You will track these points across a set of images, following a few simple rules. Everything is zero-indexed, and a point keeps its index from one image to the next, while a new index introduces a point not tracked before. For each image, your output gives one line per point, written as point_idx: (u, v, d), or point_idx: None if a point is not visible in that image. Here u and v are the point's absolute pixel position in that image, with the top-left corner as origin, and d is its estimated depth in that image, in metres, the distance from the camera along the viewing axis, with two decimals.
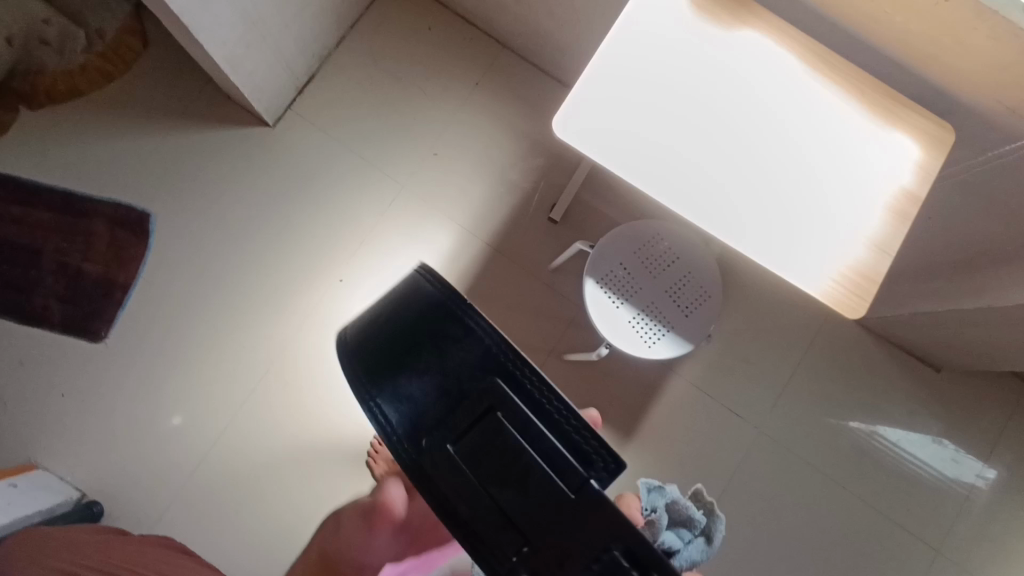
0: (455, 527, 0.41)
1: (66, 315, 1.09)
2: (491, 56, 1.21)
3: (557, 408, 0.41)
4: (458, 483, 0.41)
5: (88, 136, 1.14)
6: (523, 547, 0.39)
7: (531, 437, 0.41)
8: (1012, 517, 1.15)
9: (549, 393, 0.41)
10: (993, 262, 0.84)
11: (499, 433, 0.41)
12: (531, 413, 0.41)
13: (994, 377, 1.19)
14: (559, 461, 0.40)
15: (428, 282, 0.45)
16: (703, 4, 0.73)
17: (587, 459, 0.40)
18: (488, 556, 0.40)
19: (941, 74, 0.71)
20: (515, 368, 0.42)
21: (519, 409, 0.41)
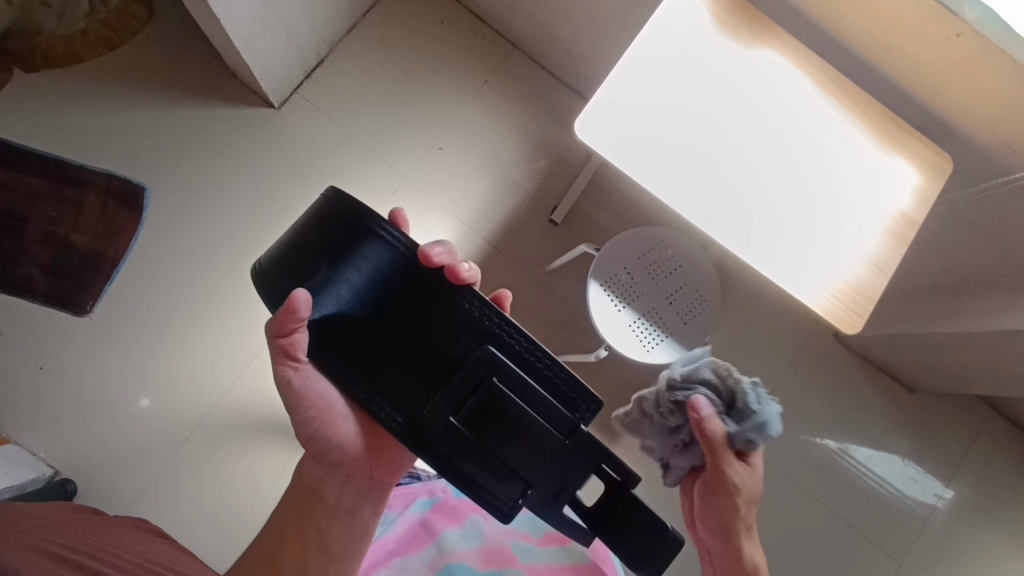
0: (463, 473, 0.59)
1: (49, 286, 1.06)
2: (501, 56, 1.22)
3: (544, 368, 0.60)
4: (465, 439, 0.59)
5: (84, 104, 1.11)
6: (525, 486, 0.59)
7: (523, 398, 0.59)
8: (971, 534, 1.21)
9: (539, 360, 0.60)
10: (976, 289, 0.88)
11: (499, 398, 0.59)
12: (523, 378, 0.59)
13: (963, 400, 1.25)
14: (547, 411, 0.59)
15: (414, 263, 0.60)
16: (725, 20, 0.75)
17: (570, 405, 0.60)
18: (496, 493, 0.59)
19: (944, 106, 0.74)
20: (506, 342, 0.60)
21: (514, 377, 0.59)
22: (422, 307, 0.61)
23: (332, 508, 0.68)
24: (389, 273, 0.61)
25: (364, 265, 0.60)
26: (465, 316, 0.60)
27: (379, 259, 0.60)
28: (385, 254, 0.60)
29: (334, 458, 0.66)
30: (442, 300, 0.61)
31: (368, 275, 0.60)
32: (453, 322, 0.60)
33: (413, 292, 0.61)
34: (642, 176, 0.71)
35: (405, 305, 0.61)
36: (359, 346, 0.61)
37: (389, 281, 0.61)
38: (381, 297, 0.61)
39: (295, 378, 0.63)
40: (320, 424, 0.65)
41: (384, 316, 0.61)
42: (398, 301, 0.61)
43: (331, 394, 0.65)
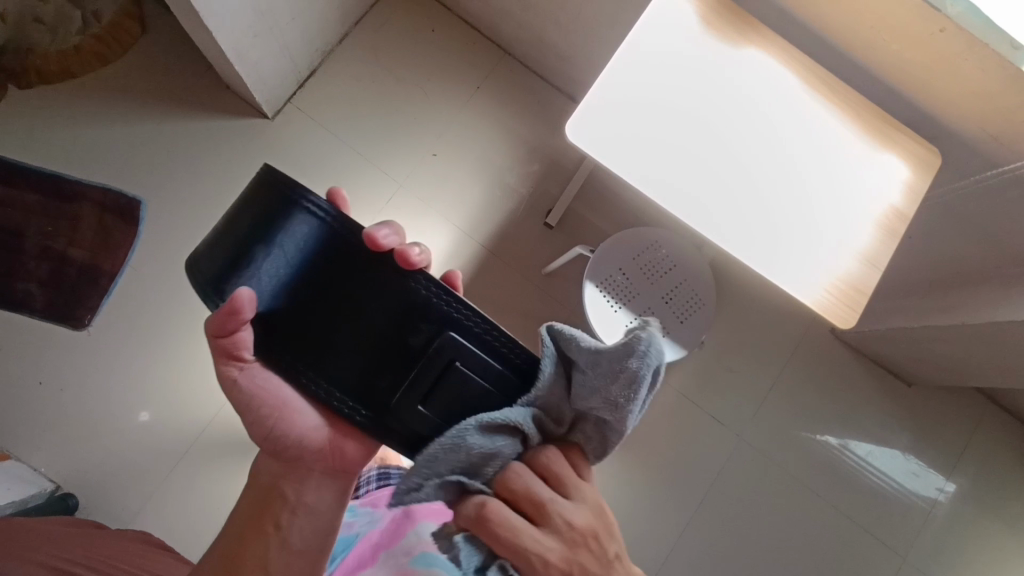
0: None
1: (48, 301, 1.06)
2: (492, 61, 1.23)
3: (501, 343, 0.56)
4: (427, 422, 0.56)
5: (79, 118, 1.12)
6: None
7: (483, 374, 0.56)
8: (973, 527, 1.21)
9: (494, 334, 0.56)
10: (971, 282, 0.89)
11: (460, 377, 0.56)
12: (479, 354, 0.56)
13: (961, 392, 1.25)
14: (509, 387, 0.56)
15: (347, 239, 0.55)
16: (712, 21, 0.76)
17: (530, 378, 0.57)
18: None
19: (931, 101, 0.75)
20: (457, 318, 0.56)
21: (470, 353, 0.56)
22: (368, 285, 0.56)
23: (293, 506, 0.59)
24: (321, 253, 0.55)
25: (291, 246, 0.54)
26: (411, 291, 0.56)
27: (309, 237, 0.55)
28: (311, 229, 0.55)
29: (292, 453, 0.58)
30: (387, 278, 0.56)
31: (298, 259, 0.55)
32: (399, 300, 0.56)
33: (353, 272, 0.56)
34: (633, 177, 0.72)
35: (346, 287, 0.56)
36: (305, 336, 0.55)
37: (325, 263, 0.55)
38: (317, 280, 0.55)
39: (241, 378, 0.57)
40: (274, 421, 0.57)
41: (324, 301, 0.56)
42: (339, 282, 0.56)
43: (282, 388, 0.58)
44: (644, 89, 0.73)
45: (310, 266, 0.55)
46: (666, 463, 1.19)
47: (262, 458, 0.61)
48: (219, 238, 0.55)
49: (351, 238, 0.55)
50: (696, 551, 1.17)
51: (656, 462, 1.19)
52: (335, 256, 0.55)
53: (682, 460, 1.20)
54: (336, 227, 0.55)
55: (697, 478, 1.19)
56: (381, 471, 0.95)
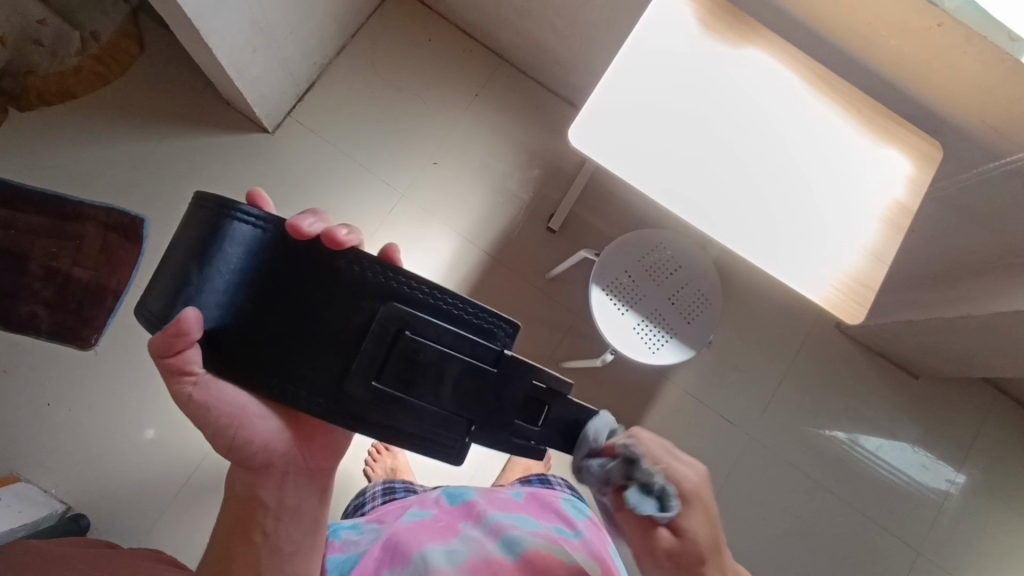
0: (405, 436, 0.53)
1: (54, 322, 1.06)
2: (489, 68, 1.24)
3: (452, 305, 0.54)
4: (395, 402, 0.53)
5: (80, 138, 1.12)
6: (470, 426, 0.54)
7: (439, 342, 0.53)
8: (986, 518, 1.21)
9: (442, 299, 0.54)
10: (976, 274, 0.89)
11: (414, 349, 0.53)
12: (433, 322, 0.53)
13: (969, 383, 1.25)
14: (468, 348, 0.54)
15: (277, 228, 0.52)
16: (708, 22, 0.76)
17: (487, 334, 0.55)
18: (445, 444, 0.54)
19: (929, 94, 0.76)
20: (403, 290, 0.53)
21: (423, 323, 0.53)
22: (314, 272, 0.53)
23: (275, 510, 0.59)
24: (261, 250, 0.52)
25: (234, 254, 0.52)
26: (351, 271, 0.53)
27: (241, 238, 0.52)
28: (241, 232, 0.52)
29: (260, 460, 0.56)
30: (330, 262, 0.53)
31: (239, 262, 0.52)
32: (343, 284, 0.53)
33: (294, 263, 0.53)
34: (636, 181, 0.72)
35: (287, 278, 0.53)
36: (258, 338, 0.52)
37: (268, 260, 0.52)
38: (261, 278, 0.52)
39: (196, 394, 0.51)
40: (235, 431, 0.53)
41: (270, 298, 0.53)
42: (277, 273, 0.53)
43: (240, 396, 0.53)
44: (642, 93, 0.73)
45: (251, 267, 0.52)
46: None
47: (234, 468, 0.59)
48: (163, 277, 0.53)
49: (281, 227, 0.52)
50: None
51: None
52: (276, 250, 0.52)
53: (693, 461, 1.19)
54: (273, 225, 0.52)
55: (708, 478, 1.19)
56: (386, 487, 0.94)
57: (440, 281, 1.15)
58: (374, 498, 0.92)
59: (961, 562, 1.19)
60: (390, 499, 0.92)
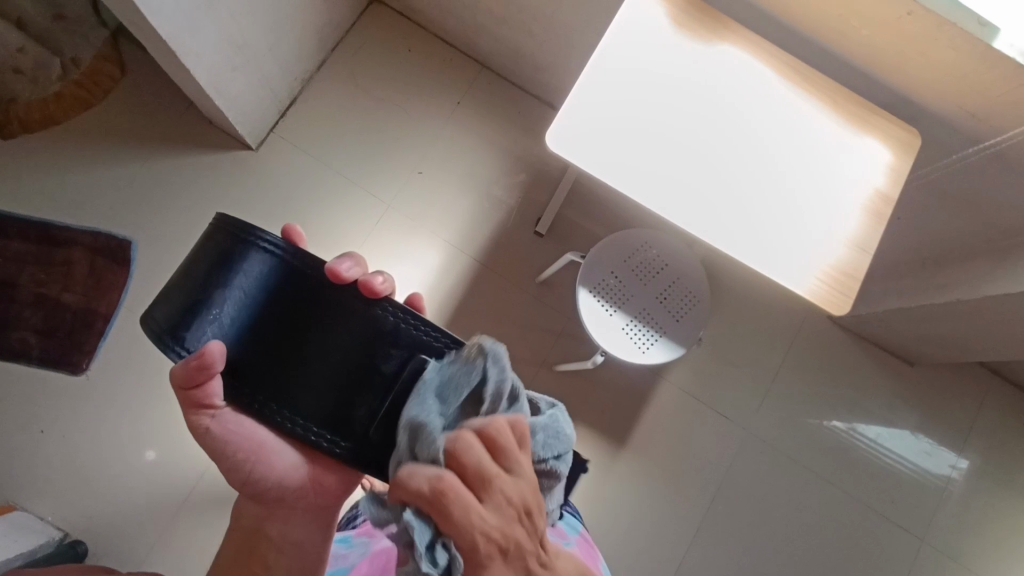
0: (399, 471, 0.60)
1: (45, 349, 1.06)
2: (471, 76, 1.24)
3: (466, 358, 0.63)
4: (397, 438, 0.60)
5: (64, 164, 1.12)
6: None
7: None
8: (989, 502, 1.20)
9: (458, 351, 0.62)
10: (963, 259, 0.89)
11: None
12: None
13: (965, 367, 1.25)
14: None
15: (314, 275, 0.62)
16: (681, 21, 0.77)
17: None
18: None
19: (904, 83, 0.76)
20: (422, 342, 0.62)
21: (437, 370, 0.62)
22: (331, 320, 0.62)
23: (276, 542, 0.62)
24: (281, 292, 0.61)
25: (249, 286, 0.60)
26: (366, 318, 0.62)
27: (279, 273, 0.61)
28: (273, 266, 0.61)
29: (272, 495, 0.61)
30: (346, 311, 0.62)
31: (256, 296, 0.61)
32: (359, 330, 0.62)
33: (314, 309, 0.62)
34: (617, 183, 0.72)
35: (315, 324, 0.62)
36: (275, 375, 0.60)
37: (299, 301, 0.62)
38: (283, 318, 0.61)
39: (213, 425, 0.58)
40: (249, 465, 0.59)
41: (291, 336, 0.61)
42: (308, 319, 0.62)
43: (258, 430, 0.60)
44: (620, 95, 0.73)
45: (273, 305, 0.61)
46: (676, 462, 1.19)
47: (244, 501, 0.63)
48: (175, 293, 0.59)
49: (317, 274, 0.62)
50: (714, 550, 1.17)
51: (666, 462, 1.19)
52: (297, 294, 0.62)
53: (692, 458, 1.19)
54: (292, 263, 0.62)
55: (708, 475, 1.19)
56: None
57: (429, 291, 1.15)
58: (367, 513, 0.92)
59: (966, 548, 1.19)
60: (384, 512, 0.91)
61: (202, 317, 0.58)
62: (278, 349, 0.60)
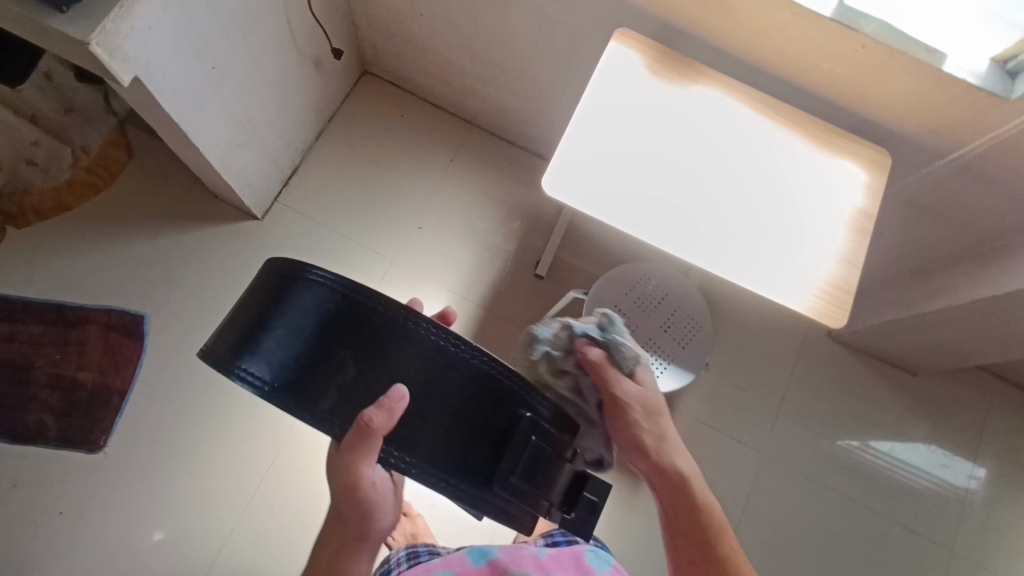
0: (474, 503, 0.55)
1: (62, 428, 1.07)
2: (461, 134, 1.31)
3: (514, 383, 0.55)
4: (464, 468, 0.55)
5: (76, 246, 1.16)
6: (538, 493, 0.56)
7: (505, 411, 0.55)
8: (1009, 507, 1.21)
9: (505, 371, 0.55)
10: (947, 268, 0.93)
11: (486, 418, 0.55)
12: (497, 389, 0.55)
13: (965, 374, 1.28)
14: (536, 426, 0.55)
15: (356, 296, 0.54)
16: (657, 69, 0.83)
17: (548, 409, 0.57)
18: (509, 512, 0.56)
19: (868, 110, 0.82)
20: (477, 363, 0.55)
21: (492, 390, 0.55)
22: (387, 341, 0.54)
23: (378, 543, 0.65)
24: (326, 318, 0.54)
25: (302, 315, 0.54)
26: (426, 341, 0.55)
27: (320, 298, 0.55)
28: (314, 292, 0.55)
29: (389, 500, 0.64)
30: (404, 334, 0.54)
31: (304, 324, 0.54)
32: (413, 353, 0.55)
33: (367, 334, 0.54)
34: (615, 220, 0.76)
35: (365, 350, 0.54)
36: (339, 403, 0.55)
37: (343, 325, 0.54)
38: (335, 339, 0.54)
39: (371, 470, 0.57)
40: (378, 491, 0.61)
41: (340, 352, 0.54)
42: (357, 343, 0.54)
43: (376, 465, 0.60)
44: (608, 140, 0.79)
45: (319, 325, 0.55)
46: None
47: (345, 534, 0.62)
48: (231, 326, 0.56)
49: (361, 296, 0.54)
50: None
51: None
52: (341, 319, 0.54)
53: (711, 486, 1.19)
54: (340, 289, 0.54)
55: (729, 502, 1.19)
56: (409, 551, 0.93)
57: None
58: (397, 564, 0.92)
59: (995, 556, 1.18)
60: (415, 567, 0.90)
61: (253, 346, 0.54)
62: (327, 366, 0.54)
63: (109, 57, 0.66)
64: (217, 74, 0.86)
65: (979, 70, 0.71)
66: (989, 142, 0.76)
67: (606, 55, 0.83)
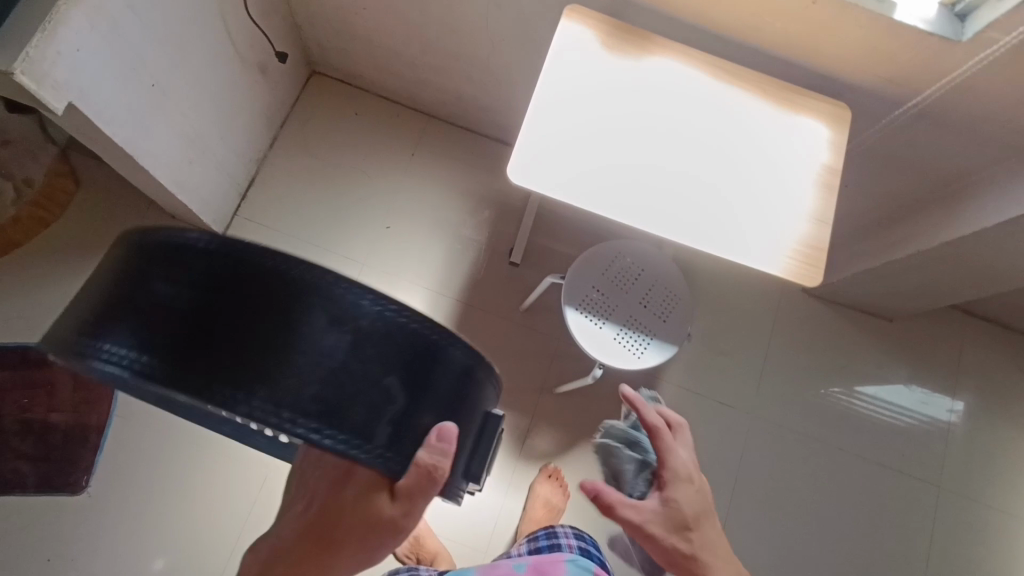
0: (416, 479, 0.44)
1: (40, 474, 1.03)
2: (419, 127, 1.28)
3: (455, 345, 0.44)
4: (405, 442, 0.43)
5: (31, 284, 1.11)
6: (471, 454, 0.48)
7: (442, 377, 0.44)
8: (990, 437, 1.25)
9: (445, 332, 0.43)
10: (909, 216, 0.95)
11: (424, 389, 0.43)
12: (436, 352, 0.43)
13: (938, 314, 1.31)
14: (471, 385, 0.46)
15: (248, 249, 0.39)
16: (610, 44, 0.81)
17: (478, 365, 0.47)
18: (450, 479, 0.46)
19: (822, 65, 0.82)
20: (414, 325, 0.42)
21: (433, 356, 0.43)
22: (289, 300, 0.39)
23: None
24: (213, 275, 0.39)
25: (179, 272, 0.39)
26: (356, 307, 0.40)
27: (197, 250, 0.39)
28: (194, 243, 0.39)
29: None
30: (315, 291, 0.40)
31: (184, 290, 0.39)
32: (312, 310, 0.40)
33: (274, 297, 0.39)
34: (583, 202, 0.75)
35: (266, 317, 0.39)
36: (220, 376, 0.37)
37: (233, 282, 0.39)
38: (222, 312, 0.38)
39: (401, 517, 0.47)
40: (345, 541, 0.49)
41: (192, 317, 0.38)
42: (252, 306, 0.39)
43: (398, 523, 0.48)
44: (568, 122, 0.77)
45: (162, 291, 0.39)
46: None
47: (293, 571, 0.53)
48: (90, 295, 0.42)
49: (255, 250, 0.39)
50: (747, 540, 1.17)
51: None
52: (226, 277, 0.39)
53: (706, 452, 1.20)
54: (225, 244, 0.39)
55: (725, 465, 1.20)
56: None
57: None
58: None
59: (981, 486, 1.22)
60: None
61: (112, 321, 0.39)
62: (173, 336, 0.38)
63: (37, 85, 0.62)
64: (157, 91, 0.82)
65: (928, 15, 0.70)
66: (946, 87, 0.77)
67: (558, 33, 0.81)
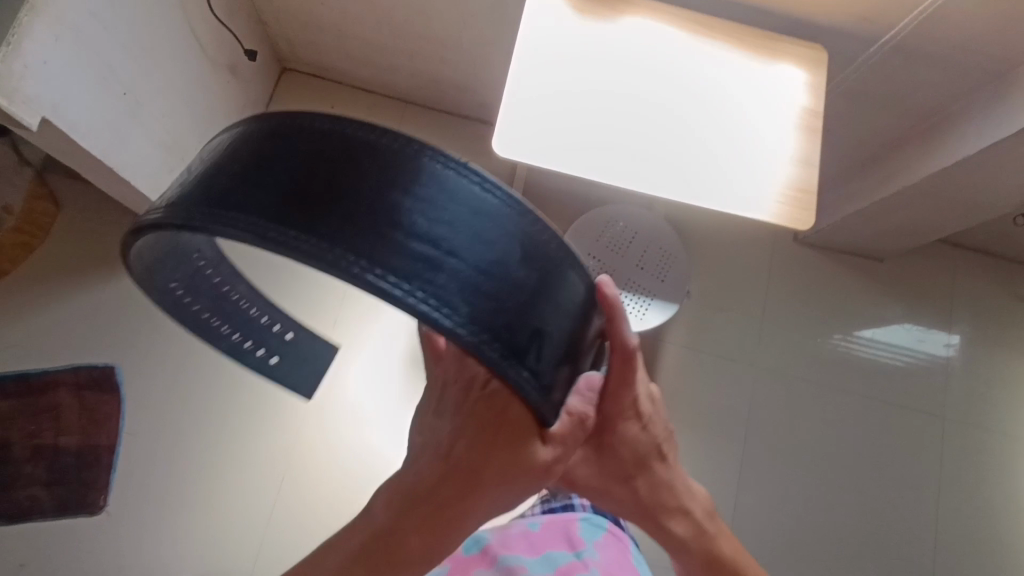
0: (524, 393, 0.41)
1: (57, 497, 1.03)
2: (397, 115, 1.27)
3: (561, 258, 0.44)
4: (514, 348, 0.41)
5: (23, 311, 1.10)
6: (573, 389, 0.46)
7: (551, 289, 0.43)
8: (988, 365, 1.27)
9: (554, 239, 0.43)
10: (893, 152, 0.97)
11: (535, 295, 0.42)
12: (545, 258, 0.43)
13: (928, 251, 1.33)
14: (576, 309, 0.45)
15: (369, 135, 0.41)
16: (583, 7, 0.80)
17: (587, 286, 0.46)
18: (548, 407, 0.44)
19: (795, 8, 0.82)
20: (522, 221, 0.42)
21: (542, 261, 0.43)
22: (394, 180, 0.41)
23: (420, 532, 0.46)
24: (335, 157, 0.41)
25: (309, 152, 0.41)
26: (461, 192, 0.41)
27: (324, 135, 0.42)
28: (321, 126, 0.42)
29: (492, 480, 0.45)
30: (418, 174, 0.41)
31: (309, 165, 0.41)
32: (408, 180, 0.41)
33: (383, 179, 0.41)
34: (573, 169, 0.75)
35: (376, 195, 0.40)
36: (331, 232, 0.39)
37: (350, 164, 0.41)
38: (341, 186, 0.40)
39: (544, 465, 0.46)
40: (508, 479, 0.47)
41: (297, 178, 0.40)
42: (361, 186, 0.40)
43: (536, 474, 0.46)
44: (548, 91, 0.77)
45: (284, 148, 0.42)
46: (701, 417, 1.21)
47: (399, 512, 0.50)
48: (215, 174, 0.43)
49: (375, 135, 0.41)
50: (763, 489, 1.19)
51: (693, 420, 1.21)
52: (348, 159, 0.41)
53: (714, 409, 1.22)
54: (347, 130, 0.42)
55: (734, 419, 1.21)
56: None
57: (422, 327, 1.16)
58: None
59: (983, 413, 1.25)
60: None
61: (244, 188, 0.40)
62: (281, 189, 0.40)
63: (7, 101, 0.61)
64: (130, 100, 0.81)
65: None
66: (918, 19, 0.78)
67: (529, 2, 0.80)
